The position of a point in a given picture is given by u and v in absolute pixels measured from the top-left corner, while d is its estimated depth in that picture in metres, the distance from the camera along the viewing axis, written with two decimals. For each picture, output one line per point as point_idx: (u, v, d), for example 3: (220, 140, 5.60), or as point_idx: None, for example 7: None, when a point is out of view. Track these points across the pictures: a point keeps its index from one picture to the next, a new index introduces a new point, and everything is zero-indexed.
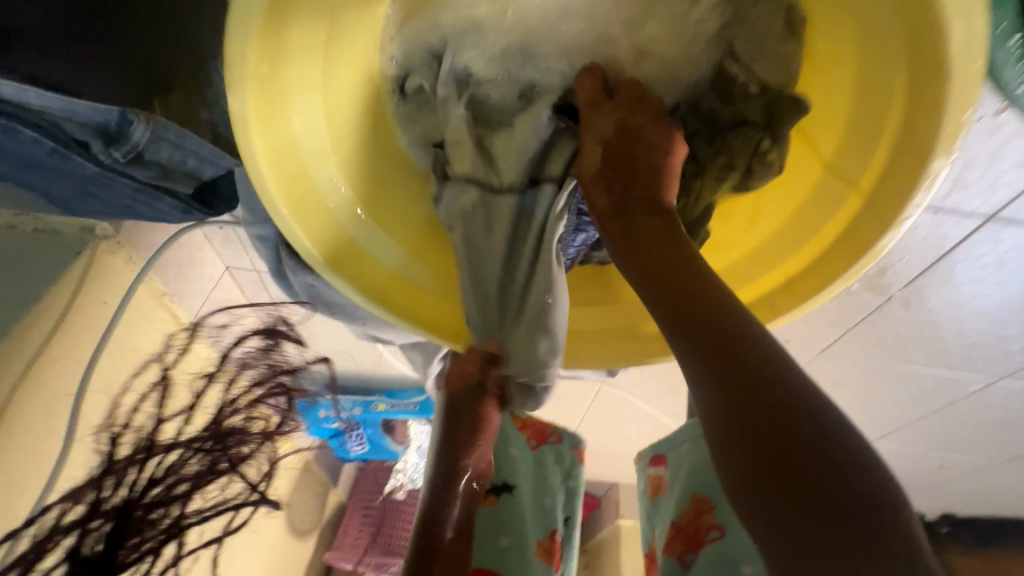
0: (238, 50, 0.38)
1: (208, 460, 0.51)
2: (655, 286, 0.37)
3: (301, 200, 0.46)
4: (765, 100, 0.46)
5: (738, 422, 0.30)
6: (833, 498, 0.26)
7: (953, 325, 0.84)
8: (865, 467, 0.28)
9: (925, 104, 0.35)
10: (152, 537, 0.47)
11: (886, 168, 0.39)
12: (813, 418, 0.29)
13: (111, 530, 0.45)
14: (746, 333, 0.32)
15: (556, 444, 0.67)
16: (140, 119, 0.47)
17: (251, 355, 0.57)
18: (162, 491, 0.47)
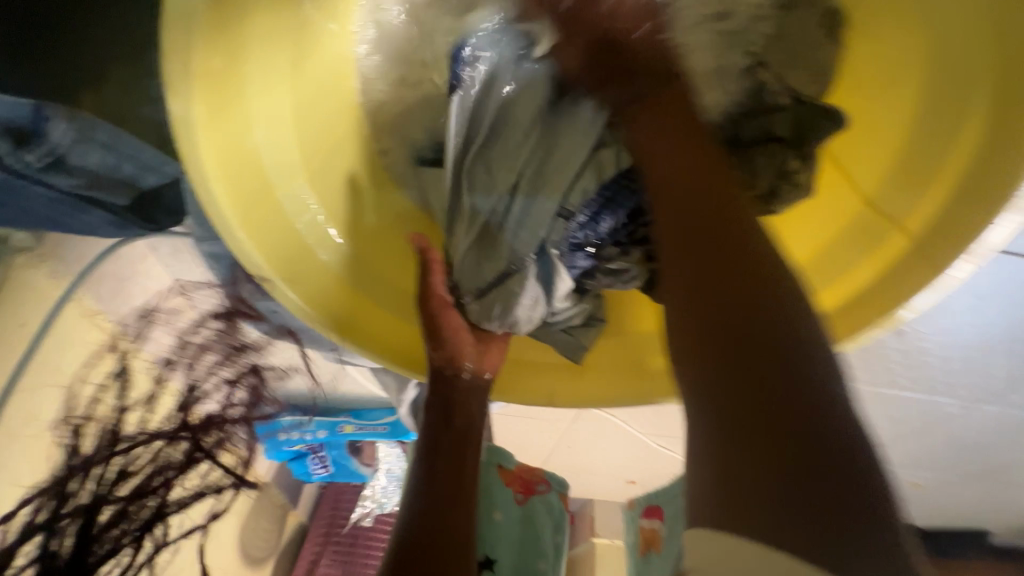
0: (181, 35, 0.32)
1: (186, 448, 0.46)
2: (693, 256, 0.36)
3: (262, 226, 0.39)
4: (796, 114, 0.43)
5: (738, 432, 0.29)
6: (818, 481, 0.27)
7: (937, 354, 0.83)
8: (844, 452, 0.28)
9: (1011, 139, 0.32)
10: (132, 527, 0.42)
11: (942, 208, 0.35)
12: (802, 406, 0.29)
13: (81, 527, 0.39)
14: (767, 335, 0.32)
15: (546, 495, 0.55)
16: (59, 114, 0.39)
17: (210, 339, 0.54)
18: (140, 482, 0.42)
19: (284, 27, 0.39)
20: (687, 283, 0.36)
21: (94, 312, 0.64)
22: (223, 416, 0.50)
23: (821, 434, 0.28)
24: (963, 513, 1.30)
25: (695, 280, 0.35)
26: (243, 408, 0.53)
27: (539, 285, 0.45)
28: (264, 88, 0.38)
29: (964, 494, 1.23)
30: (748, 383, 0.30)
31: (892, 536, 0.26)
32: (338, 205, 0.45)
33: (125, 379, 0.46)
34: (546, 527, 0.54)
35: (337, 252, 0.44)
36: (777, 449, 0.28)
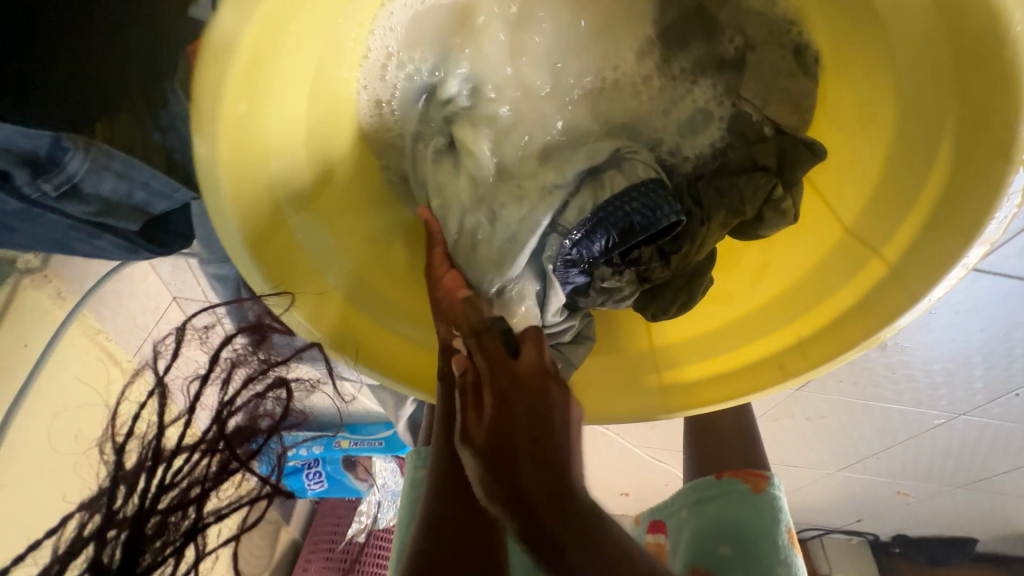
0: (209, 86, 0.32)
1: (220, 459, 0.43)
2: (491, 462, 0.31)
3: (271, 253, 0.40)
4: (780, 145, 0.46)
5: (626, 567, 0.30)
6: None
7: (920, 367, 0.86)
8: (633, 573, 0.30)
9: (970, 182, 0.33)
10: (173, 539, 0.40)
11: (912, 242, 0.37)
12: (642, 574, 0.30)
13: (126, 540, 0.38)
14: (565, 504, 0.30)
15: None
16: (77, 146, 0.40)
17: (240, 353, 0.49)
18: (179, 494, 0.41)
19: (307, 66, 0.39)
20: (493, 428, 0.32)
21: (96, 330, 0.66)
22: (252, 427, 0.47)
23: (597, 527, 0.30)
24: (948, 520, 1.33)
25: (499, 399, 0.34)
26: (273, 419, 0.48)
27: (531, 299, 0.47)
28: (285, 121, 0.39)
29: (949, 502, 1.26)
30: (595, 554, 0.30)
31: None
32: (344, 227, 0.47)
33: (163, 395, 0.41)
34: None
35: (340, 274, 0.46)
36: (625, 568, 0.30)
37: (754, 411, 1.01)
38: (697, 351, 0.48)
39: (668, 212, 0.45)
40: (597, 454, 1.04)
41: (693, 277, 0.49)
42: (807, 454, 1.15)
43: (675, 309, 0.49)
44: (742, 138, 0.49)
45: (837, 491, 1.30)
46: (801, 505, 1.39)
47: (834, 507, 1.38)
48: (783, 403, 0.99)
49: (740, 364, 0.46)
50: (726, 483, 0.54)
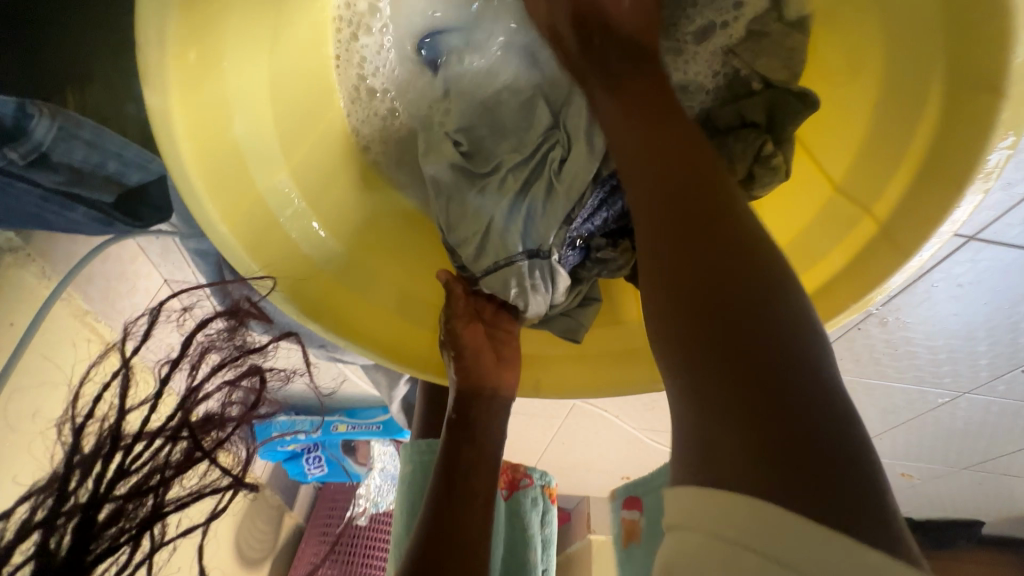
0: (154, 26, 0.31)
1: (183, 450, 0.39)
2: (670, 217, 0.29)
3: (243, 218, 0.39)
4: (770, 100, 0.43)
5: (729, 383, 0.23)
6: (801, 472, 0.21)
7: (923, 343, 0.84)
8: (857, 474, 0.21)
9: (963, 123, 0.32)
10: (130, 528, 0.36)
11: (905, 196, 0.35)
12: (808, 420, 0.22)
13: (77, 525, 0.34)
14: (771, 315, 0.25)
15: (530, 490, 0.55)
16: (42, 113, 0.39)
17: (213, 337, 0.44)
18: (141, 479, 0.37)
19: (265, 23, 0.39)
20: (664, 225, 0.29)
21: (84, 312, 0.66)
22: (223, 417, 0.42)
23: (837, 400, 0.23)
24: (951, 500, 1.32)
25: (674, 238, 0.29)
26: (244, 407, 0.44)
27: (541, 294, 0.46)
28: (249, 81, 0.39)
29: (954, 482, 1.25)
30: (705, 340, 0.25)
31: (884, 511, 0.21)
32: (319, 196, 0.45)
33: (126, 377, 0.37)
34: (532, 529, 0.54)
35: (320, 245, 0.45)
36: (776, 467, 0.21)
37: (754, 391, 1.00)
38: None
39: None
40: (595, 436, 1.13)
41: None
42: None
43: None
44: (728, 93, 0.46)
45: None
46: None
47: None
48: None
49: None
50: None
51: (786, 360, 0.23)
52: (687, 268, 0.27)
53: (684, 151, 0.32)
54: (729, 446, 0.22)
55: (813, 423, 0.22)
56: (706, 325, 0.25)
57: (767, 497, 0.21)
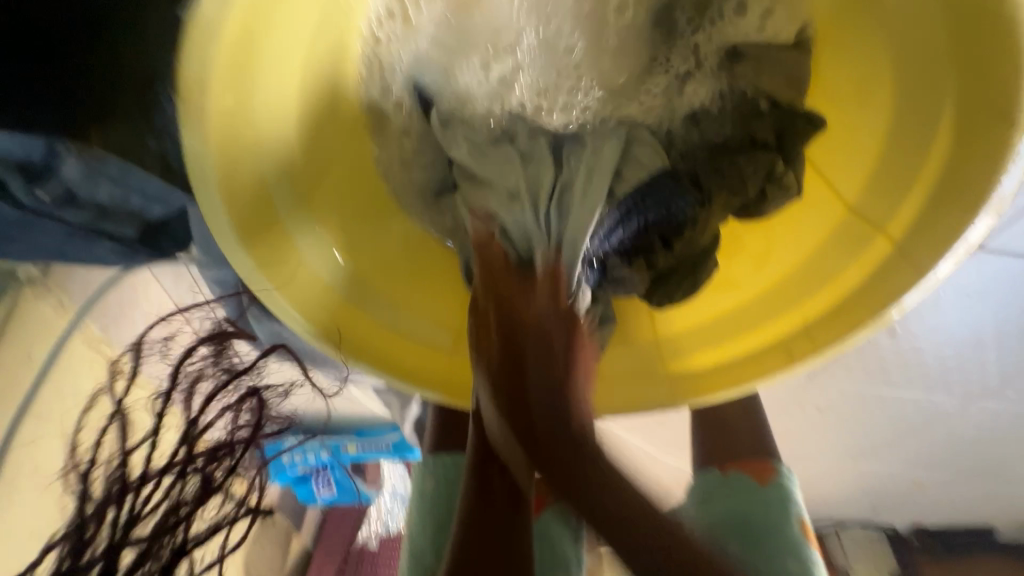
0: (196, 73, 0.32)
1: (200, 478, 0.40)
2: (510, 383, 0.39)
3: (273, 250, 0.41)
4: (779, 119, 0.45)
5: (557, 465, 0.36)
6: (600, 502, 0.35)
7: (930, 352, 0.85)
8: (631, 507, 0.35)
9: (975, 148, 0.33)
10: (158, 559, 0.38)
11: (918, 214, 0.36)
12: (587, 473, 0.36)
13: (105, 565, 0.36)
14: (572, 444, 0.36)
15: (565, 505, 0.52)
16: (70, 150, 0.40)
17: (201, 363, 0.46)
18: (164, 515, 0.38)
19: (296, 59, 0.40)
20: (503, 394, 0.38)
21: (100, 340, 0.66)
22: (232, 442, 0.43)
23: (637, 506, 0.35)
24: (961, 506, 1.32)
25: (509, 401, 0.38)
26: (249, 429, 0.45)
27: None
28: (277, 116, 0.40)
29: (965, 489, 1.25)
30: (541, 453, 0.37)
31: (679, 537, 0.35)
32: (342, 223, 0.46)
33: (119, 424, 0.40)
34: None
35: (335, 271, 0.45)
36: (640, 551, 0.34)
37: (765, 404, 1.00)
38: (701, 341, 0.48)
39: (680, 207, 0.47)
40: None
41: (694, 266, 0.49)
42: (818, 446, 1.14)
43: (678, 295, 0.49)
44: (736, 109, 0.47)
45: (850, 482, 1.29)
46: (814, 498, 1.38)
47: (847, 498, 1.37)
48: (793, 394, 0.97)
49: (754, 348, 0.45)
50: (731, 477, 0.54)
51: (571, 446, 0.37)
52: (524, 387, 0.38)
53: (545, 325, 0.41)
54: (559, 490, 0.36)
55: (631, 501, 0.35)
56: (553, 465, 0.36)
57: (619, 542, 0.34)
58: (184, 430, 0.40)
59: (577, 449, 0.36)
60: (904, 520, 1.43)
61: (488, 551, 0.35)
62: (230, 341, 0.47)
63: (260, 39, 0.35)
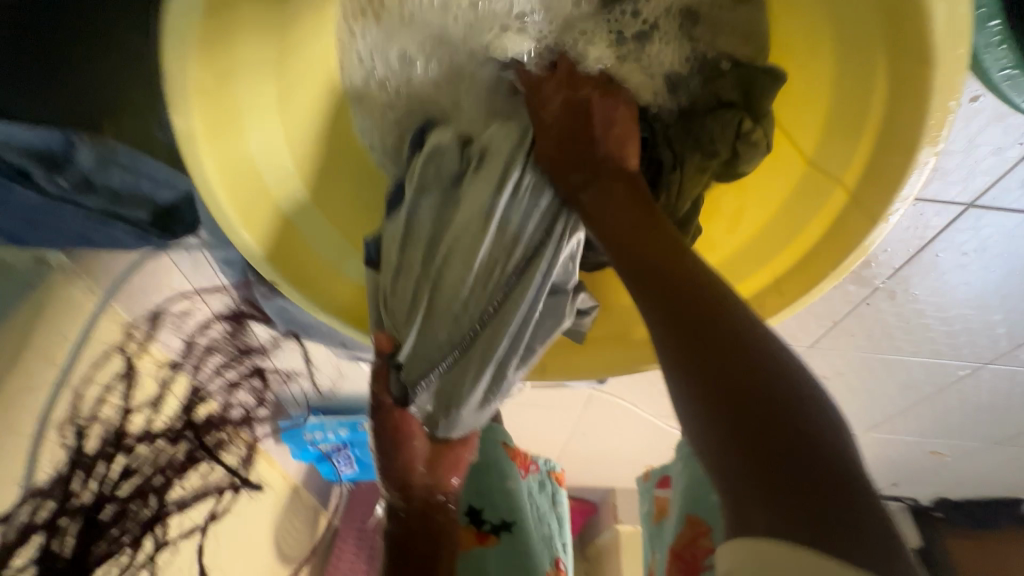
0: (179, 53, 0.33)
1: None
2: (617, 241, 0.38)
3: (263, 222, 0.42)
4: (739, 76, 0.47)
5: (696, 341, 0.30)
6: (785, 432, 0.26)
7: (935, 314, 0.84)
8: (815, 414, 0.27)
9: (906, 95, 0.34)
10: None
11: (868, 164, 0.37)
12: (762, 377, 0.27)
13: None
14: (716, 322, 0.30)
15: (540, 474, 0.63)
16: (84, 141, 0.44)
17: (257, 329, 0.46)
18: None
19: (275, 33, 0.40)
20: (653, 293, 0.33)
21: (126, 322, 0.71)
22: None
23: (824, 414, 0.27)
24: (984, 476, 1.30)
25: (625, 252, 0.37)
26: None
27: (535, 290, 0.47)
28: (261, 95, 0.41)
29: (986, 458, 1.23)
30: (698, 358, 0.29)
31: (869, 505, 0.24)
32: (330, 198, 0.49)
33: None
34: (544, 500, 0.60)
35: (342, 250, 0.48)
36: (766, 494, 0.25)
37: (771, 374, 1.00)
38: None
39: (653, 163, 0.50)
40: (616, 425, 1.14)
41: (682, 226, 0.48)
42: (830, 416, 1.14)
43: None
44: (702, 74, 0.50)
45: (866, 452, 1.28)
46: None
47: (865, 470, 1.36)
48: (797, 361, 0.97)
49: None
50: None
51: (739, 343, 0.29)
52: (642, 233, 0.38)
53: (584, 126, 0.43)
54: (742, 432, 0.26)
55: (783, 392, 0.27)
56: (704, 358, 0.29)
57: (757, 466, 0.25)
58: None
59: (747, 362, 0.28)
60: (925, 490, 1.42)
61: (712, 420, 0.27)
62: (290, 316, 0.47)
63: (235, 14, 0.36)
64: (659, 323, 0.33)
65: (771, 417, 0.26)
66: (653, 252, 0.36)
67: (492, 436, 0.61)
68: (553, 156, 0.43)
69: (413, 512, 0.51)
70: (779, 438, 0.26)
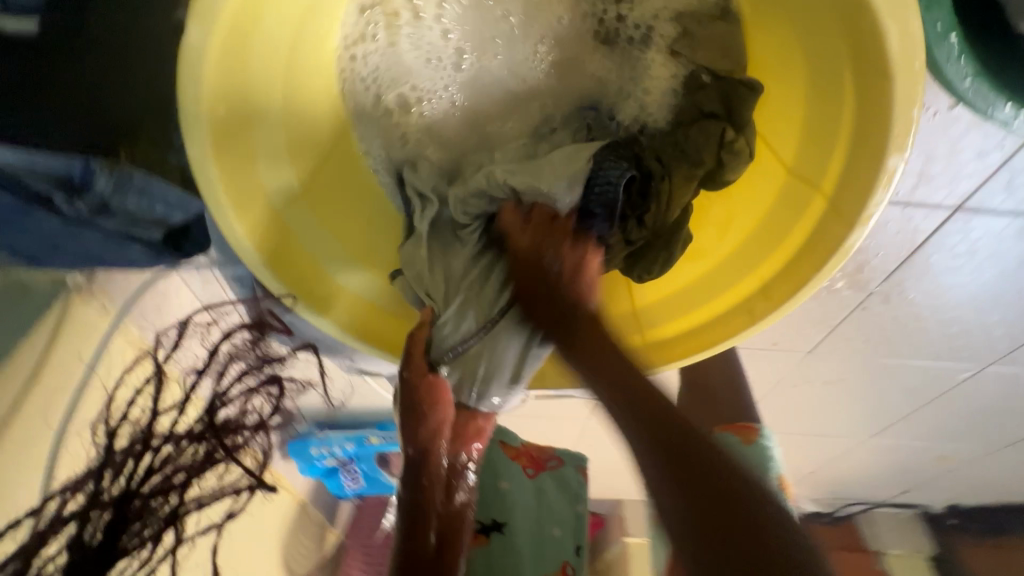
0: (192, 88, 0.36)
1: (206, 450, 0.45)
2: (640, 418, 0.39)
3: (272, 236, 0.45)
4: (721, 90, 0.48)
5: (679, 474, 0.35)
6: (746, 517, 0.33)
7: (932, 318, 0.85)
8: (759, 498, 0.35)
9: (872, 103, 0.36)
10: (153, 523, 0.41)
11: (844, 169, 0.39)
12: (739, 494, 0.34)
13: (110, 521, 0.39)
14: (696, 444, 0.37)
15: (558, 468, 0.64)
16: (102, 168, 0.46)
17: (241, 347, 0.52)
18: (162, 481, 0.42)
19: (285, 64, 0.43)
20: (623, 404, 0.40)
21: (139, 340, 0.74)
22: (241, 421, 0.48)
23: (741, 466, 0.37)
24: (996, 481, 1.29)
25: (640, 430, 0.39)
26: (259, 415, 0.52)
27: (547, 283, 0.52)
28: (271, 122, 0.44)
29: (995, 462, 1.22)
30: (675, 475, 0.36)
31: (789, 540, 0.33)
32: (338, 215, 0.51)
33: (157, 380, 0.44)
34: (558, 501, 0.60)
35: (337, 260, 0.50)
36: (733, 538, 0.33)
37: (772, 380, 1.01)
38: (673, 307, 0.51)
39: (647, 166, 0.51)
40: (621, 435, 1.15)
41: (670, 236, 0.51)
42: (834, 422, 1.14)
43: (656, 269, 0.51)
44: (685, 87, 0.51)
45: (874, 459, 1.28)
46: (839, 479, 1.37)
47: (874, 477, 1.36)
48: (797, 368, 0.98)
49: (723, 309, 0.48)
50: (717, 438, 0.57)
51: (694, 450, 0.37)
52: (638, 404, 0.40)
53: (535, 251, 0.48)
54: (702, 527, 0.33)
55: (742, 486, 0.35)
56: (679, 480, 0.35)
57: (726, 549, 0.32)
58: (207, 405, 0.45)
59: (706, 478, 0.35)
60: (937, 498, 1.41)
61: (687, 507, 0.34)
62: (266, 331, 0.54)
63: (247, 50, 0.38)
64: (641, 438, 0.38)
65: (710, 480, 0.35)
66: (628, 383, 0.41)
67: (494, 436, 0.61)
68: (516, 233, 0.50)
69: (426, 476, 0.52)
70: (733, 543, 0.33)
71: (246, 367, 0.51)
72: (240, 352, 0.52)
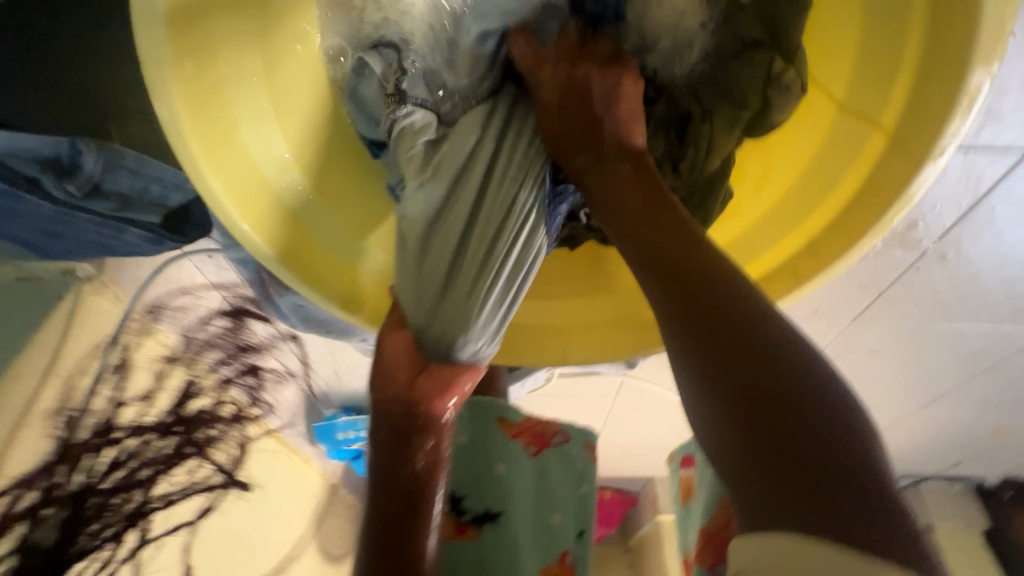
0: (149, 45, 0.33)
1: (168, 453, 0.66)
2: (692, 312, 0.32)
3: (260, 213, 0.41)
4: (763, 11, 0.43)
5: (741, 381, 0.28)
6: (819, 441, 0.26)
7: (993, 277, 0.77)
8: (871, 465, 0.25)
9: (952, 12, 0.31)
10: (112, 521, 0.61)
11: (911, 97, 0.35)
12: (827, 417, 0.26)
13: (63, 518, 0.56)
14: (713, 278, 0.32)
15: (563, 445, 0.58)
16: (91, 147, 0.44)
17: (225, 333, 0.71)
18: (119, 477, 0.61)
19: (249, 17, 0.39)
20: (658, 269, 0.35)
21: None
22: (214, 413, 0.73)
23: (832, 403, 0.27)
24: None
25: (701, 344, 0.30)
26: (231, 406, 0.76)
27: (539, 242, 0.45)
28: (250, 86, 0.40)
29: None
30: (732, 373, 0.29)
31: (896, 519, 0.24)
32: (335, 194, 0.47)
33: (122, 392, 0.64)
34: (560, 482, 0.56)
35: (336, 235, 0.46)
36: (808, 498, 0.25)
37: (812, 351, 0.95)
38: None
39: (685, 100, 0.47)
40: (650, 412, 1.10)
41: (708, 187, 0.46)
42: (879, 393, 1.07)
43: (693, 227, 0.47)
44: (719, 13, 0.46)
45: (922, 431, 1.20)
46: (883, 451, 1.30)
47: (921, 450, 1.28)
48: (840, 336, 0.91)
49: (767, 268, 0.42)
50: None
51: (777, 370, 0.28)
52: (676, 261, 0.34)
53: (636, 175, 0.39)
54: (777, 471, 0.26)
55: (829, 429, 0.26)
56: (753, 384, 0.28)
57: (804, 493, 0.25)
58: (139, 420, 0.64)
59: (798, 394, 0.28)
60: (990, 469, 1.33)
61: (755, 428, 0.27)
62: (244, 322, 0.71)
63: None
64: (675, 314, 0.32)
65: (761, 386, 0.28)
66: (685, 259, 0.34)
67: (488, 410, 0.56)
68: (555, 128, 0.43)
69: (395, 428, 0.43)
70: (794, 427, 0.26)
71: (215, 355, 0.72)
72: (214, 340, 0.72)
